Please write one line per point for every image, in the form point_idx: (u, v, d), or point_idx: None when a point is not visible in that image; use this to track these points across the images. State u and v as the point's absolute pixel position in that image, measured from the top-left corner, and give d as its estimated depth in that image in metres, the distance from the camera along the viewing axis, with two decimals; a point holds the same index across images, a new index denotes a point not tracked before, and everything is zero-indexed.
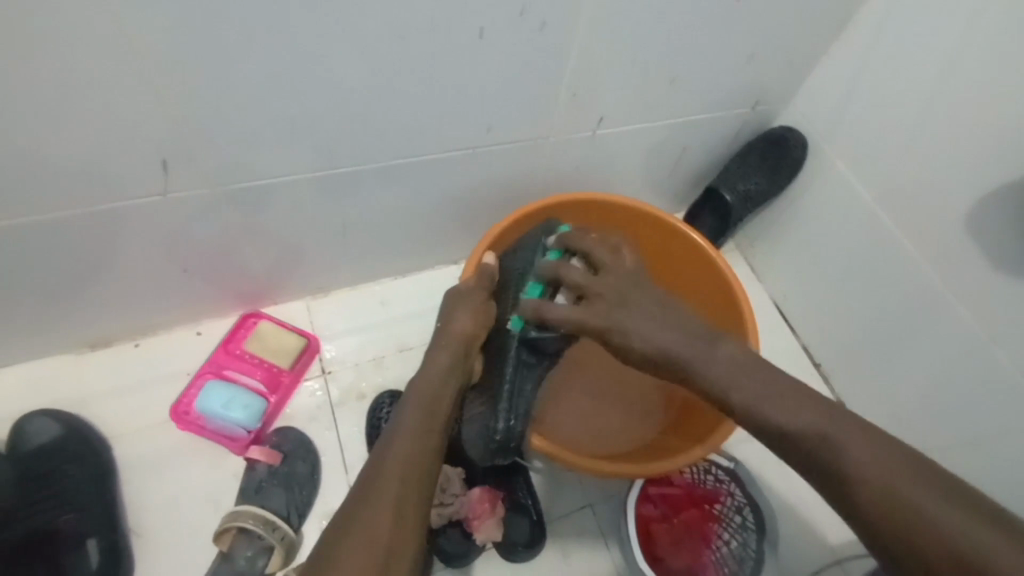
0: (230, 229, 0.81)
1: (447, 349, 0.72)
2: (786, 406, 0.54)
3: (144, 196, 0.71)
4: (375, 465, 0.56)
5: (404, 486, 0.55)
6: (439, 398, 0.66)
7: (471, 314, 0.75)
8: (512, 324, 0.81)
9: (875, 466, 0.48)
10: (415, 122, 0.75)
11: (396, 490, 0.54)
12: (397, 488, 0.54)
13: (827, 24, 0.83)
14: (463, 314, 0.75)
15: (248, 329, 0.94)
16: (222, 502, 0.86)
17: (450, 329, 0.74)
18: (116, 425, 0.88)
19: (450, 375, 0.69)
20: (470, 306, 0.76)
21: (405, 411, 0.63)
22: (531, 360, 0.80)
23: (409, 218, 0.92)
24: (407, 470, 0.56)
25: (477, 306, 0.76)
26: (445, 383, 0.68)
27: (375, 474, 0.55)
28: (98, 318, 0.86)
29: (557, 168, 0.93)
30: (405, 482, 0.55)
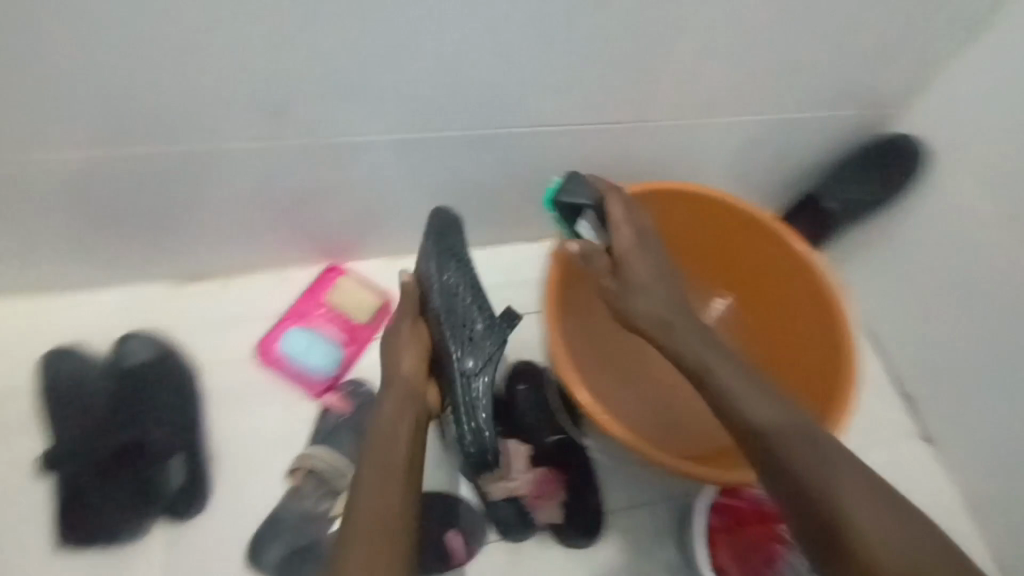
0: (330, 181, 0.83)
1: (405, 359, 0.78)
2: (748, 402, 0.60)
3: (261, 133, 0.73)
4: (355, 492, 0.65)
5: (381, 506, 0.64)
6: (394, 445, 0.70)
7: (412, 353, 0.78)
8: (444, 342, 0.77)
9: (847, 485, 0.53)
10: (525, 90, 0.75)
11: (380, 508, 0.64)
12: (380, 506, 0.64)
13: (973, 24, 0.77)
14: (407, 355, 0.78)
15: (330, 281, 0.97)
16: (294, 442, 0.88)
17: (393, 371, 0.77)
18: (201, 356, 0.91)
19: (405, 418, 0.73)
20: (405, 335, 0.79)
21: (362, 463, 0.68)
22: (477, 369, 0.77)
23: (498, 192, 0.92)
24: (382, 492, 0.65)
25: (404, 330, 0.79)
26: (399, 428, 0.72)
27: (347, 529, 0.62)
28: (197, 251, 0.90)
29: (654, 155, 0.90)
30: (387, 498, 0.65)
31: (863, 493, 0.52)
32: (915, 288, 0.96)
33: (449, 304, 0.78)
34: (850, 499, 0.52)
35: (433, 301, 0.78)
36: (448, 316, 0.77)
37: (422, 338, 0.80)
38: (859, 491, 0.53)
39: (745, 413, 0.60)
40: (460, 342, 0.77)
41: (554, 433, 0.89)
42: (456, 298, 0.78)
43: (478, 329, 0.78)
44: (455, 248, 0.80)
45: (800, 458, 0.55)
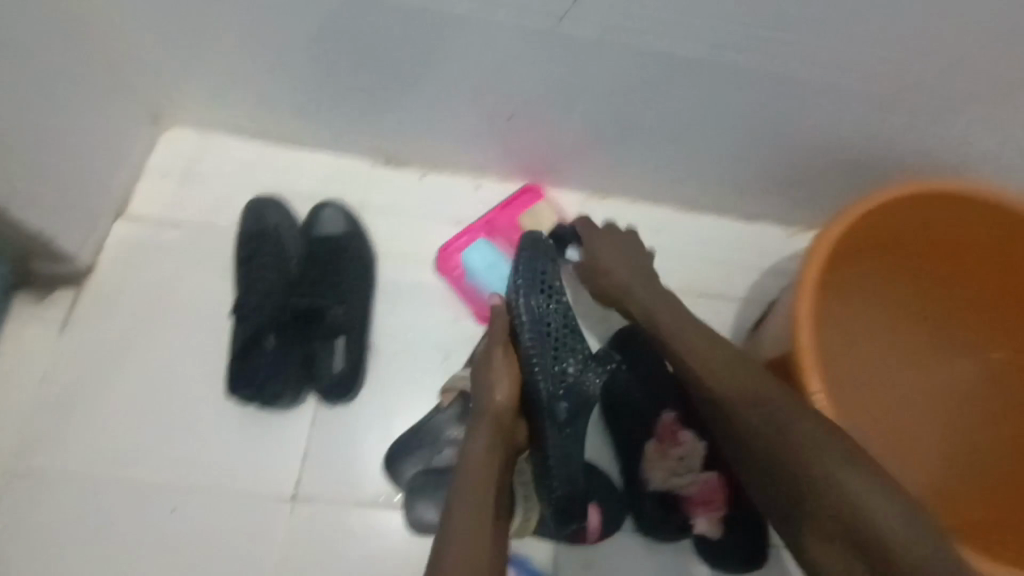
0: (578, 85, 0.74)
1: (500, 394, 0.66)
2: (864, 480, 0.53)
3: (541, 11, 0.65)
4: (445, 522, 0.57)
5: (473, 542, 0.55)
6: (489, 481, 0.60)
7: (502, 371, 0.67)
8: (536, 385, 0.67)
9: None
10: (857, 23, 0.63)
11: (466, 543, 0.54)
12: (466, 547, 0.54)
13: None
14: (492, 383, 0.66)
15: (527, 203, 0.90)
16: (453, 358, 0.84)
17: (483, 398, 0.66)
18: (385, 244, 0.88)
19: (495, 456, 0.63)
20: (499, 365, 0.67)
21: (457, 498, 0.59)
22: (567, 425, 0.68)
23: (745, 143, 0.80)
24: (472, 517, 0.57)
25: (501, 369, 0.67)
26: (490, 464, 0.62)
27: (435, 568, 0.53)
28: (412, 134, 0.85)
29: (939, 141, 0.77)
30: (472, 535, 0.55)
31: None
32: None
33: (544, 340, 0.68)
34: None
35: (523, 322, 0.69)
36: (538, 350, 0.68)
37: (511, 360, 0.68)
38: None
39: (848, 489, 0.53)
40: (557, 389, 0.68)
41: None
42: (549, 337, 0.69)
43: (569, 373, 0.69)
44: (547, 276, 0.71)
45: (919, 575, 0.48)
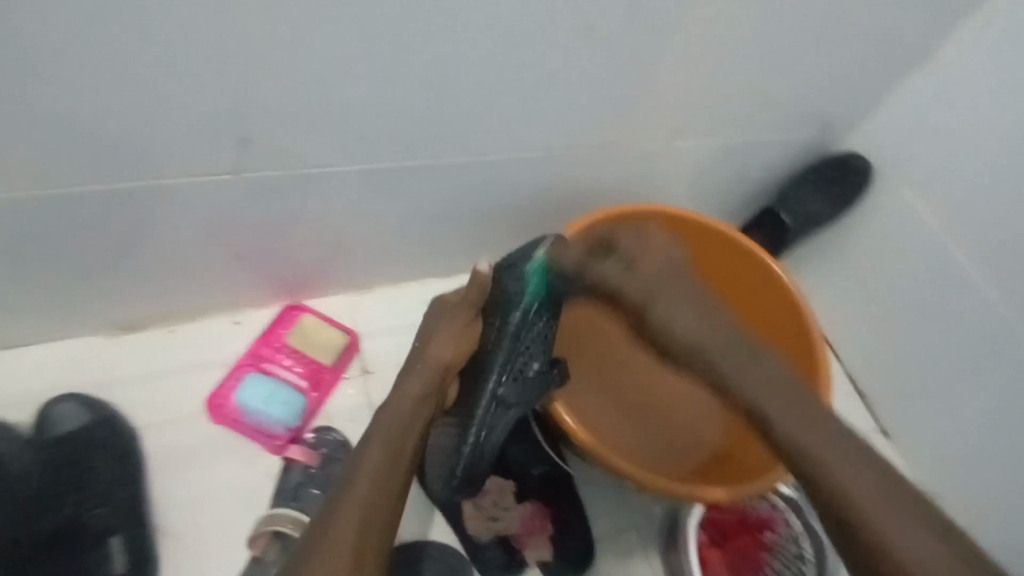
0: (284, 212, 0.76)
1: (448, 348, 0.72)
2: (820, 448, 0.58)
3: (211, 169, 0.67)
4: (361, 473, 0.61)
5: (373, 502, 0.59)
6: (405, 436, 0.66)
7: (450, 342, 0.73)
8: (492, 358, 0.74)
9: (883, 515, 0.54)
10: (493, 117, 0.72)
11: (368, 501, 0.59)
12: (365, 505, 0.59)
13: (909, 54, 0.83)
14: (439, 341, 0.73)
15: (290, 322, 0.90)
16: (255, 502, 0.81)
17: (427, 355, 0.72)
18: (143, 416, 0.83)
19: (420, 409, 0.69)
20: (456, 330, 0.74)
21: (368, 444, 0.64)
22: (510, 403, 0.74)
23: (465, 218, 0.87)
24: (380, 475, 0.61)
25: (455, 330, 0.74)
26: (416, 414, 0.68)
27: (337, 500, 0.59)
28: (140, 299, 0.82)
29: (620, 177, 0.89)
30: (379, 494, 0.60)
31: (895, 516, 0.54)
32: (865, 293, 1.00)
33: (519, 332, 0.75)
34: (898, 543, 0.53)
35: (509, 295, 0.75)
36: (513, 334, 0.74)
37: (474, 332, 0.75)
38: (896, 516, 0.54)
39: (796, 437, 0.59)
40: (509, 373, 0.75)
41: (541, 465, 0.84)
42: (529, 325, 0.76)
43: (530, 371, 0.76)
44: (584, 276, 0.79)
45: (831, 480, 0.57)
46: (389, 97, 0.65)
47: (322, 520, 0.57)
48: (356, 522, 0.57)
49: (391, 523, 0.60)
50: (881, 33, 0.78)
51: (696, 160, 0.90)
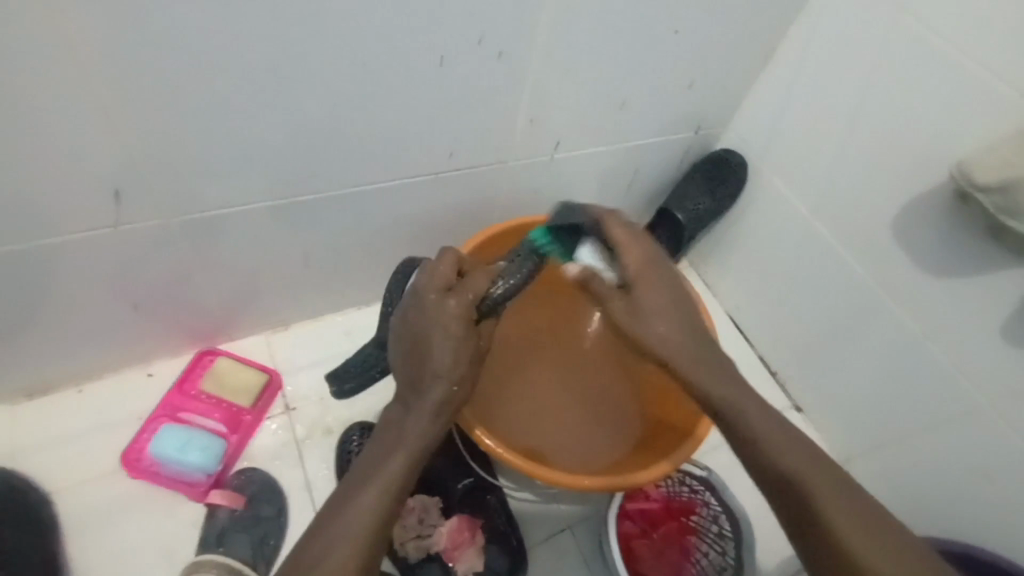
0: (182, 263, 0.77)
1: (449, 354, 0.62)
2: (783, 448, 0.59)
3: (94, 228, 0.67)
4: (375, 479, 0.59)
5: (383, 509, 0.57)
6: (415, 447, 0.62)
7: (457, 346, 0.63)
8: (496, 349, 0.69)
9: (865, 534, 0.54)
10: (372, 149, 0.75)
11: (380, 508, 0.57)
12: (375, 511, 0.57)
13: (758, 55, 0.91)
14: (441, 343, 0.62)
15: (205, 367, 0.90)
16: (180, 554, 0.81)
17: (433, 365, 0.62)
18: (58, 480, 0.82)
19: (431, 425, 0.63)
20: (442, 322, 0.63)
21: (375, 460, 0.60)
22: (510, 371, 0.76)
23: (371, 246, 0.91)
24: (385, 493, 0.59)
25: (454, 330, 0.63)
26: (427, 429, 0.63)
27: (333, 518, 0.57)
28: (45, 363, 0.82)
29: (515, 194, 0.95)
30: (391, 499, 0.58)
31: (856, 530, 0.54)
32: (763, 274, 1.08)
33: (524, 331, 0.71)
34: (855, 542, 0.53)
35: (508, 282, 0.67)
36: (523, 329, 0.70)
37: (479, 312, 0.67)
38: (871, 540, 0.53)
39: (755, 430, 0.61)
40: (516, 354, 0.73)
41: (465, 476, 0.88)
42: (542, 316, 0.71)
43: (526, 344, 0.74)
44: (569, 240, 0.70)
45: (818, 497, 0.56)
46: (259, 144, 0.67)
47: (323, 527, 0.56)
48: (363, 535, 0.55)
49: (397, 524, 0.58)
50: (728, 41, 0.85)
51: (583, 166, 0.96)
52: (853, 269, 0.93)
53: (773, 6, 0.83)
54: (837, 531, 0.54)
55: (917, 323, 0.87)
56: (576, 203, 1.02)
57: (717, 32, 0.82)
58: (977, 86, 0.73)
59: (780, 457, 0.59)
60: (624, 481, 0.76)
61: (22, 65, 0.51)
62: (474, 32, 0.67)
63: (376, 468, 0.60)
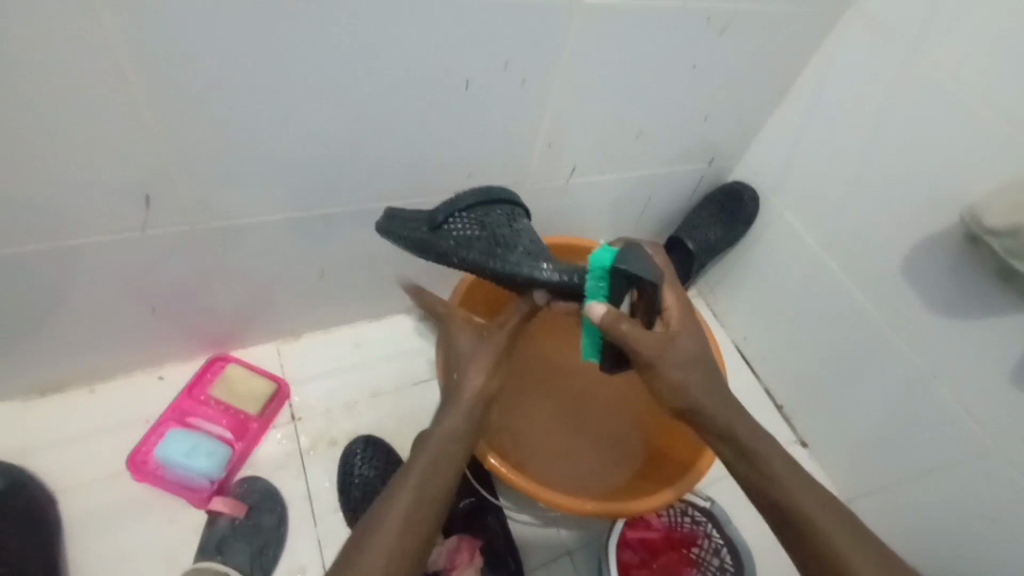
0: (201, 269, 0.79)
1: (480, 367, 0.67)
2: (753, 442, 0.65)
3: (120, 230, 0.69)
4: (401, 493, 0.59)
5: (424, 507, 0.59)
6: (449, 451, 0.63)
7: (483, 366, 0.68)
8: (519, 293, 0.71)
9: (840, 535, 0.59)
10: (394, 167, 0.77)
11: (419, 505, 0.59)
12: (406, 519, 0.58)
13: (773, 91, 0.93)
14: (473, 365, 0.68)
15: (216, 373, 0.91)
16: (177, 560, 0.81)
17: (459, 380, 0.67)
18: (62, 479, 0.82)
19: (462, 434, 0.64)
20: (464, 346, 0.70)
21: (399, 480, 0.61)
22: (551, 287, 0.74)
23: (386, 262, 0.92)
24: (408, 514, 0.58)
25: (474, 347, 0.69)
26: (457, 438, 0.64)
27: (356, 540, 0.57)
28: (59, 360, 0.82)
29: (530, 216, 0.96)
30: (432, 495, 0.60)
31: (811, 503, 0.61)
32: (772, 307, 1.09)
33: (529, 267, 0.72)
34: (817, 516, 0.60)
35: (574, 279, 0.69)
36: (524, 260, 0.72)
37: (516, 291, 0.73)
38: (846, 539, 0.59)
39: (742, 438, 0.65)
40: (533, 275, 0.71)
41: (468, 495, 0.88)
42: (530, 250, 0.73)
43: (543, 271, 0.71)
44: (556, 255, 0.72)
45: (784, 479, 0.62)
46: (287, 157, 0.70)
47: (365, 527, 0.57)
48: (396, 546, 0.56)
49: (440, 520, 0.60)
50: (744, 77, 0.88)
51: (598, 192, 0.97)
52: (862, 306, 0.93)
53: (788, 45, 0.86)
54: (816, 531, 0.59)
55: (925, 363, 0.87)
56: (588, 228, 1.04)
57: (733, 67, 0.85)
58: (986, 132, 0.74)
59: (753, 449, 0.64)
60: (630, 509, 0.76)
61: (66, 71, 0.54)
62: (499, 59, 0.70)
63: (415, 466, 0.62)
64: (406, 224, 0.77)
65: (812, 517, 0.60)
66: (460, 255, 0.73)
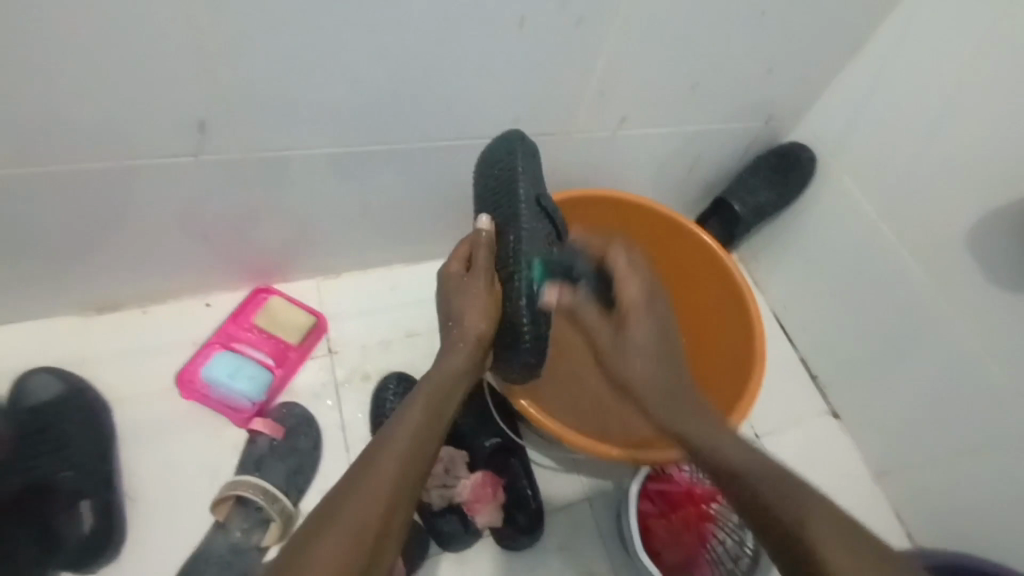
0: (248, 199, 0.81)
1: (462, 354, 0.72)
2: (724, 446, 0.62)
3: (174, 155, 0.71)
4: (403, 424, 0.62)
5: (413, 461, 0.60)
6: (450, 398, 0.69)
7: (481, 315, 0.72)
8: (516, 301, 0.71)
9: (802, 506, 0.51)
10: (441, 107, 0.76)
11: (405, 457, 0.59)
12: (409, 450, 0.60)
13: (844, 45, 0.87)
14: (469, 313, 0.72)
15: (259, 303, 0.95)
16: (221, 472, 0.86)
17: (465, 328, 0.72)
18: (117, 391, 0.88)
19: (462, 379, 0.71)
20: (471, 294, 0.73)
21: (410, 408, 0.65)
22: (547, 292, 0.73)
23: (424, 205, 0.92)
24: (417, 438, 0.62)
25: (477, 296, 0.72)
26: (457, 384, 0.70)
27: (369, 457, 0.59)
28: (113, 280, 0.86)
29: (573, 166, 0.94)
30: (416, 450, 0.61)
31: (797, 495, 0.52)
32: (817, 276, 1.05)
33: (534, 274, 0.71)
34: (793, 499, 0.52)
35: (524, 325, 0.71)
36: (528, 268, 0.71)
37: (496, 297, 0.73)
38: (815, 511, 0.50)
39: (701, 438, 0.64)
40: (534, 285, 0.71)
41: (493, 436, 0.90)
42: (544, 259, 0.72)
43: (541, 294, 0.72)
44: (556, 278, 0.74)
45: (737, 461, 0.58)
46: (337, 90, 0.69)
47: (364, 463, 0.58)
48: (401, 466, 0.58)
49: (427, 474, 0.61)
50: (815, 28, 0.82)
51: (646, 146, 0.94)
52: (917, 280, 0.89)
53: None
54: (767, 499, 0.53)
55: (980, 343, 0.84)
56: (631, 183, 1.01)
57: (805, 16, 0.79)
58: None
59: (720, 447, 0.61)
60: (656, 459, 0.77)
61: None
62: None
63: (398, 426, 0.62)
64: (533, 180, 0.72)
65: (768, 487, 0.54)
66: (521, 239, 0.70)
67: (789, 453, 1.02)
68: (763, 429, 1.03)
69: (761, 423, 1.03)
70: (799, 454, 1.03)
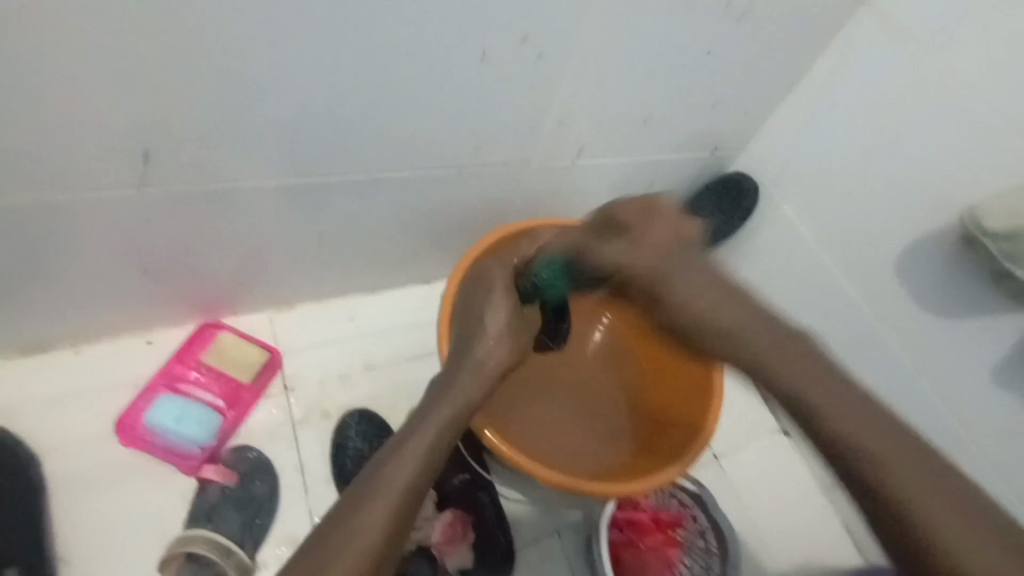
0: (195, 230, 0.76)
1: (465, 385, 0.69)
2: (828, 396, 0.53)
3: (116, 188, 0.66)
4: (379, 492, 0.56)
5: (389, 525, 0.55)
6: (438, 451, 0.62)
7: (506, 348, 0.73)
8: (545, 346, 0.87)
9: (897, 459, 0.49)
10: (404, 139, 0.76)
11: (389, 516, 0.55)
12: (388, 517, 0.55)
13: (782, 83, 0.93)
14: (489, 341, 0.73)
15: (207, 339, 0.90)
16: (167, 525, 0.80)
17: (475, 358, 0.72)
18: (45, 442, 0.80)
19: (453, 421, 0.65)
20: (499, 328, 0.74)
21: (388, 470, 0.58)
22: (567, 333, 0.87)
23: (382, 234, 0.91)
24: (392, 508, 0.56)
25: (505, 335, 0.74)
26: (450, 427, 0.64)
27: (340, 518, 0.54)
28: (43, 319, 0.79)
29: (532, 197, 0.96)
30: (404, 507, 0.57)
31: (916, 468, 0.49)
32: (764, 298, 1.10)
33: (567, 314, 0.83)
34: (887, 462, 0.49)
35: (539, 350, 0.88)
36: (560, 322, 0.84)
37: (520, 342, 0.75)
38: (902, 460, 0.49)
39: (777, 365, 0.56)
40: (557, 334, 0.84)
41: (461, 472, 0.88)
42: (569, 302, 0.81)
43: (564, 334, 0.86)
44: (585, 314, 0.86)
45: (828, 418, 0.53)
46: (297, 121, 0.68)
47: (329, 523, 0.54)
48: (372, 540, 0.53)
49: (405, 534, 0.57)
50: (755, 67, 0.88)
51: (602, 175, 0.97)
52: (854, 300, 0.96)
53: (803, 37, 0.86)
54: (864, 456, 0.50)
55: (912, 357, 0.91)
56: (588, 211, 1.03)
57: (747, 57, 0.85)
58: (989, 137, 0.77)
59: (807, 398, 0.54)
60: (624, 491, 0.78)
61: (73, 12, 0.51)
62: (517, 34, 0.69)
63: (393, 469, 0.58)
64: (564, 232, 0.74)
65: (878, 463, 0.49)
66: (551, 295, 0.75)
67: (746, 469, 1.06)
68: (720, 448, 1.07)
69: (719, 441, 1.07)
70: (754, 470, 1.06)
